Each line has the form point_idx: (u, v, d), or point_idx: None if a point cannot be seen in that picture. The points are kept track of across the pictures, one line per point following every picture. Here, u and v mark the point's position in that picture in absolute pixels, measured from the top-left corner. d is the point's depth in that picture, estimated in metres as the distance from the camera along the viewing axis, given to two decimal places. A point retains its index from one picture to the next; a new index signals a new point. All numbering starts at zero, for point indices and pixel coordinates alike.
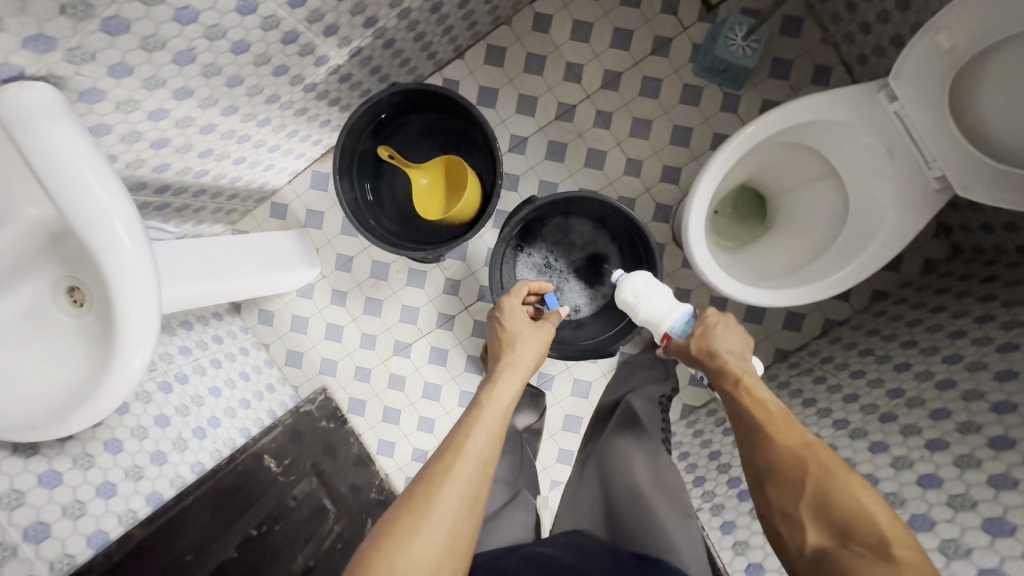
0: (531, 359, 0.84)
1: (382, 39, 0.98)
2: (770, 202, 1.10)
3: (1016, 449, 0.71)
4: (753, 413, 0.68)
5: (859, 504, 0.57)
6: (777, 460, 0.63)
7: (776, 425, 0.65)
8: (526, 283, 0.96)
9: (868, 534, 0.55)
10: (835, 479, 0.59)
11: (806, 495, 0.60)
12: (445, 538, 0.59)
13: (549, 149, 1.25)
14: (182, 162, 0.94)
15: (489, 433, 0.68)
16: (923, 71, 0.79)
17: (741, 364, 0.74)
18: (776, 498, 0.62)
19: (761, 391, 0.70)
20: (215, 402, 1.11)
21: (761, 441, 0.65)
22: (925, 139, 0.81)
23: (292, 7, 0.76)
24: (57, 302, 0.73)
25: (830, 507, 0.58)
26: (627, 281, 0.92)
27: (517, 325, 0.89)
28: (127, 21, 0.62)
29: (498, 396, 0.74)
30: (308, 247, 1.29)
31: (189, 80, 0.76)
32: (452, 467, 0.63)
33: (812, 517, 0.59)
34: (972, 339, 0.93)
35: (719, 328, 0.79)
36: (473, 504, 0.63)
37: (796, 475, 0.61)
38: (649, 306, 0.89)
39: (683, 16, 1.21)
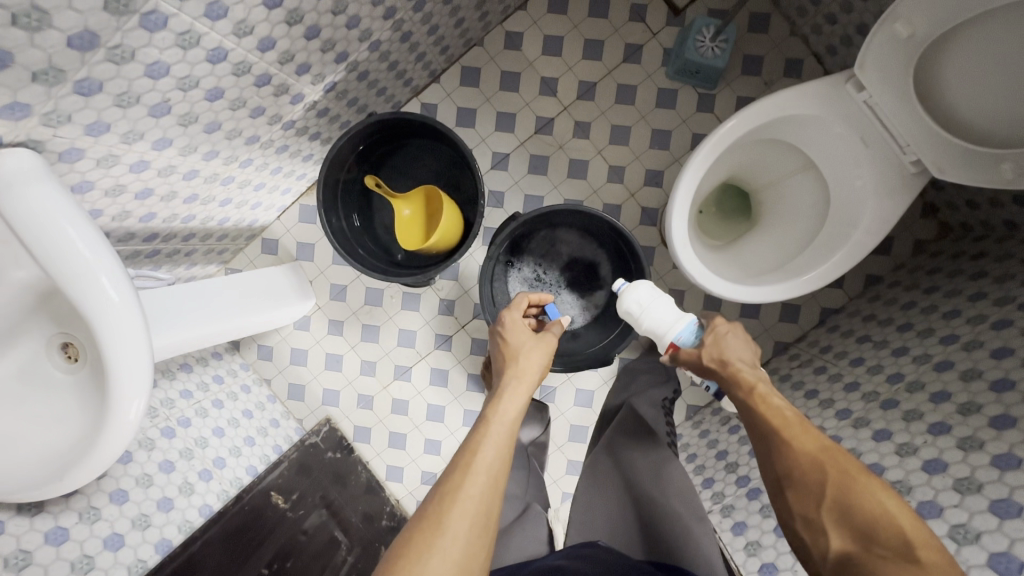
0: (536, 371, 0.82)
1: (355, 72, 1.00)
2: (753, 197, 1.10)
3: (1017, 428, 0.70)
4: (765, 418, 0.69)
5: (881, 506, 0.59)
6: (794, 466, 0.64)
7: (791, 431, 0.66)
8: (526, 295, 0.95)
9: (891, 536, 0.58)
10: (853, 482, 0.61)
11: (826, 499, 0.62)
12: (459, 556, 0.59)
13: (530, 164, 1.26)
14: (168, 209, 0.95)
15: (497, 447, 0.68)
16: (886, 60, 0.79)
17: (751, 370, 0.75)
18: (796, 503, 0.64)
19: (773, 397, 0.71)
20: (220, 442, 1.12)
21: (779, 446, 0.66)
22: (897, 126, 0.82)
23: (262, 51, 0.77)
24: (52, 359, 0.74)
25: (851, 510, 0.61)
26: (631, 290, 0.89)
27: (519, 338, 0.87)
28: (99, 81, 0.63)
29: (503, 409, 0.73)
30: (302, 281, 1.30)
31: (167, 130, 0.77)
32: (462, 486, 0.63)
33: (833, 520, 0.62)
34: (967, 318, 0.92)
35: (725, 335, 0.80)
36: (486, 519, 0.63)
37: (814, 479, 0.63)
38: (655, 316, 0.87)
39: (651, 22, 1.22)
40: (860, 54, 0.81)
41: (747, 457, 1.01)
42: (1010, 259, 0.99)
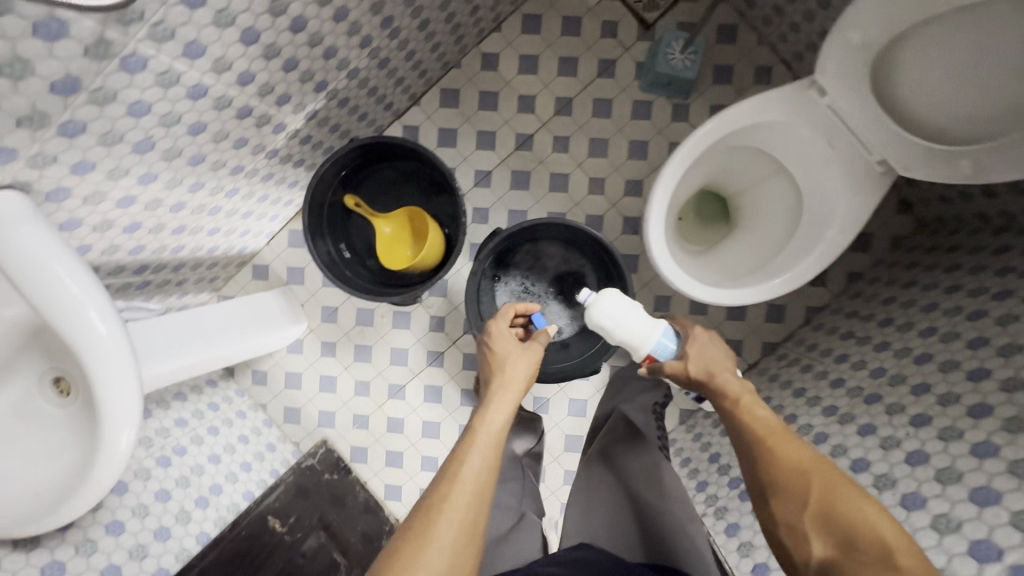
0: (522, 380, 0.83)
1: (335, 99, 1.03)
2: (731, 201, 1.12)
3: (994, 416, 0.72)
4: (750, 428, 0.72)
5: (862, 512, 0.61)
6: (777, 473, 0.67)
7: (774, 440, 0.69)
8: (512, 304, 0.96)
9: (871, 540, 0.59)
10: (834, 488, 0.64)
11: (808, 504, 0.64)
12: (445, 566, 0.60)
13: (513, 179, 1.29)
14: (157, 241, 0.97)
15: (484, 456, 0.70)
16: (845, 67, 0.82)
17: (738, 382, 0.79)
18: (778, 509, 0.66)
19: (759, 407, 0.75)
20: (216, 469, 1.12)
21: (764, 454, 0.69)
22: (862, 129, 0.84)
23: (242, 85, 0.80)
24: (45, 394, 0.75)
25: (832, 516, 0.62)
26: (600, 304, 0.85)
27: (505, 347, 0.88)
28: (83, 123, 0.65)
29: (490, 418, 0.75)
30: (293, 305, 1.31)
31: (152, 165, 0.79)
32: (449, 495, 0.65)
33: (815, 526, 0.63)
34: (944, 310, 0.94)
35: (712, 347, 0.85)
36: (473, 527, 0.64)
37: (796, 485, 0.65)
38: (629, 328, 0.85)
39: (623, 38, 1.26)
40: (820, 59, 0.82)
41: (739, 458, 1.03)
42: (982, 251, 1.02)
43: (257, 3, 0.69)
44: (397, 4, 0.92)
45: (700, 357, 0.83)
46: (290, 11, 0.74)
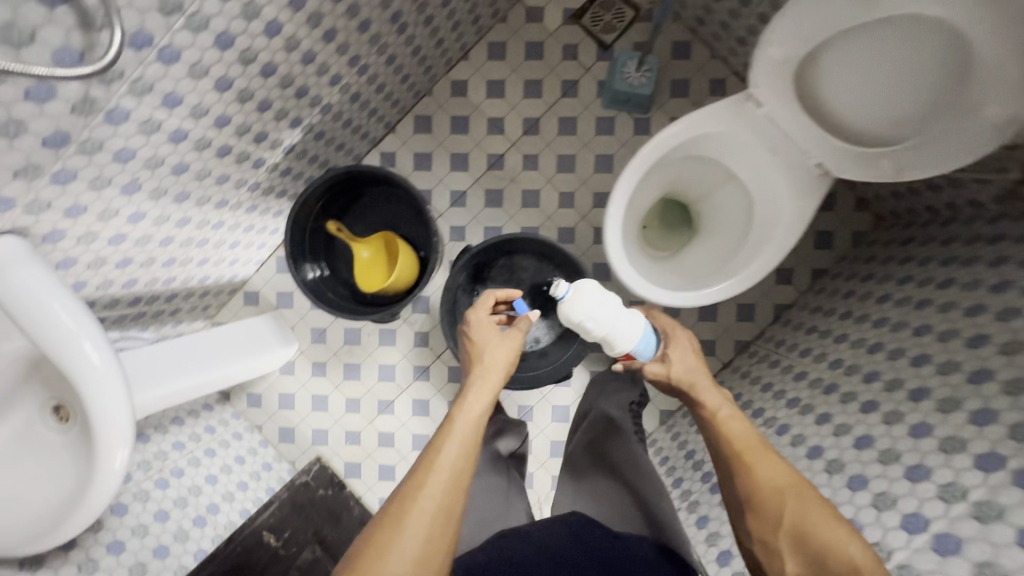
0: (501, 367, 0.86)
1: (311, 133, 1.10)
2: (693, 207, 1.18)
3: (931, 399, 0.76)
4: (729, 445, 0.75)
5: (831, 530, 0.66)
6: (754, 491, 0.71)
7: (752, 459, 0.73)
8: (492, 292, 0.94)
9: (838, 558, 0.64)
10: (805, 506, 0.68)
11: (783, 522, 0.68)
12: (420, 550, 0.65)
13: (487, 198, 1.36)
14: (148, 274, 1.03)
15: (460, 445, 0.74)
16: (777, 80, 0.85)
17: (718, 397, 0.81)
18: (755, 526, 0.70)
19: (737, 423, 0.77)
20: (213, 489, 1.18)
21: (745, 477, 0.72)
22: (796, 134, 0.89)
23: (219, 127, 0.87)
24: (47, 422, 0.80)
25: (804, 534, 0.67)
26: (581, 308, 0.85)
27: (485, 334, 0.89)
28: (73, 171, 0.71)
29: (469, 407, 0.78)
30: (283, 327, 1.37)
31: (139, 205, 0.86)
32: (424, 484, 0.69)
33: (787, 541, 0.68)
34: (895, 301, 1.00)
35: (693, 355, 0.88)
36: (449, 512, 0.68)
37: (773, 504, 0.69)
38: (609, 325, 0.86)
39: (584, 58, 1.33)
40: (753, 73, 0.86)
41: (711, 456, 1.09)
42: (929, 243, 1.06)
43: (229, 55, 0.75)
44: (362, 43, 0.99)
45: (684, 367, 0.86)
46: (260, 59, 0.81)
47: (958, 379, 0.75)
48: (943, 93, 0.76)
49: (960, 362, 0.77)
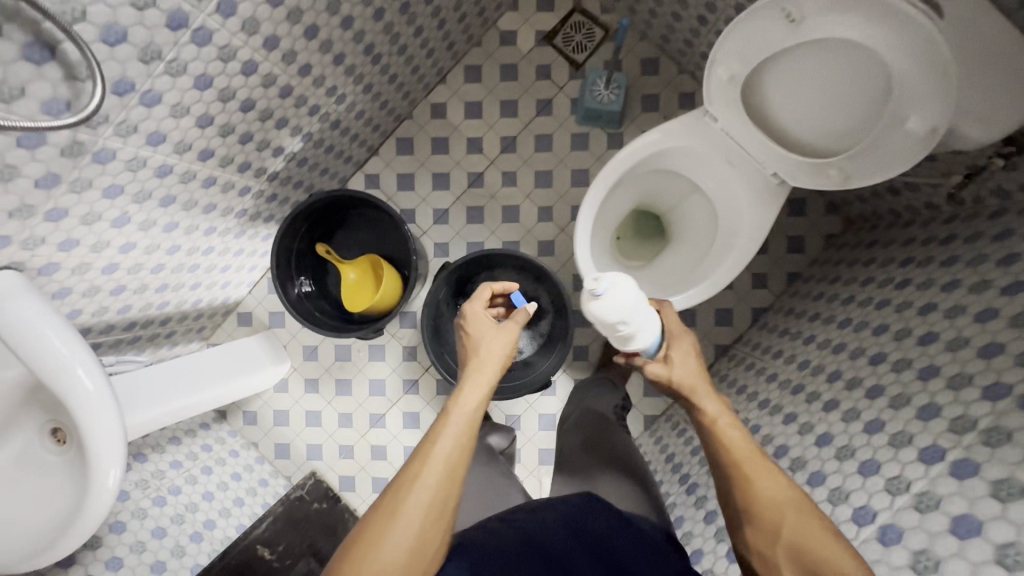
0: (496, 360, 0.84)
1: (294, 160, 1.15)
2: (664, 218, 1.22)
3: (884, 396, 0.79)
4: (728, 453, 0.71)
5: (828, 546, 0.62)
6: (754, 502, 0.67)
7: (752, 470, 0.68)
8: (488, 286, 0.96)
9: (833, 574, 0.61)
10: (804, 520, 0.64)
11: (782, 535, 0.64)
12: (412, 541, 0.66)
13: (468, 215, 1.41)
14: (142, 299, 1.08)
15: (456, 438, 0.73)
16: (728, 97, 0.86)
17: (721, 404, 0.76)
18: (752, 536, 0.66)
19: (739, 432, 0.72)
20: (209, 505, 1.22)
21: (743, 485, 0.68)
22: (748, 143, 0.90)
23: (203, 160, 0.92)
24: (45, 444, 0.85)
25: (802, 548, 0.63)
26: (616, 307, 0.78)
27: (480, 329, 0.87)
28: (65, 209, 0.76)
29: (464, 400, 0.77)
30: (275, 345, 1.41)
31: (129, 236, 0.91)
32: (419, 476, 0.69)
33: (785, 555, 0.64)
34: (859, 302, 1.03)
35: (697, 357, 0.82)
36: (443, 504, 0.69)
37: (772, 516, 0.65)
38: (639, 324, 0.81)
39: (557, 78, 1.39)
40: (707, 92, 0.87)
41: (689, 460, 1.13)
42: (893, 244, 1.09)
43: (208, 95, 0.81)
44: (338, 75, 1.04)
45: (686, 370, 0.80)
46: (239, 96, 0.87)
47: (908, 377, 0.78)
48: (876, 104, 0.77)
49: (911, 360, 0.80)
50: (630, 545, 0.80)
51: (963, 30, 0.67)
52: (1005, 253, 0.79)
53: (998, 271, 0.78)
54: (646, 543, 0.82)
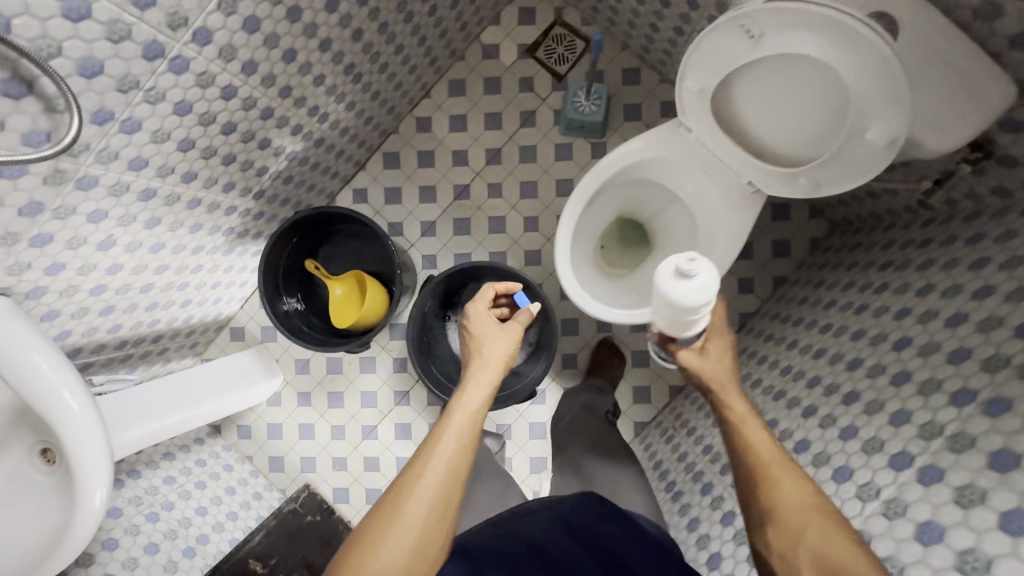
0: (500, 361, 0.84)
1: (280, 178, 1.17)
2: (646, 226, 1.22)
3: (860, 401, 0.80)
4: (754, 453, 0.68)
5: (851, 555, 0.60)
6: (779, 504, 0.65)
7: (779, 472, 0.66)
8: (491, 287, 0.96)
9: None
10: (828, 527, 0.62)
11: (804, 539, 0.63)
12: (415, 541, 0.66)
13: (455, 227, 1.42)
14: (132, 318, 1.10)
15: (457, 437, 0.72)
16: (702, 108, 0.87)
17: (749, 405, 0.73)
18: (774, 537, 0.64)
19: (767, 436, 0.70)
20: (202, 520, 1.24)
21: (766, 487, 0.66)
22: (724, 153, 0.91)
23: (186, 182, 0.94)
24: (34, 464, 0.86)
25: (824, 553, 0.61)
26: (697, 294, 0.72)
27: (484, 332, 0.88)
28: (49, 235, 0.78)
29: (467, 400, 0.77)
30: (268, 359, 1.43)
31: (116, 257, 0.93)
32: (421, 476, 0.69)
33: (806, 558, 0.62)
34: (839, 307, 1.04)
35: (729, 355, 0.79)
36: (446, 505, 0.69)
37: (796, 519, 0.64)
38: (703, 318, 0.75)
39: (539, 89, 1.40)
40: (680, 104, 0.89)
41: (676, 467, 1.15)
42: (873, 248, 1.10)
43: (188, 119, 0.83)
44: (320, 94, 1.05)
45: (718, 366, 0.78)
46: (220, 120, 0.88)
47: (882, 383, 0.79)
48: (839, 115, 0.78)
49: (886, 365, 0.80)
50: (626, 541, 0.82)
51: (918, 41, 0.67)
52: (976, 258, 0.80)
53: (969, 275, 0.78)
54: (631, 532, 0.85)
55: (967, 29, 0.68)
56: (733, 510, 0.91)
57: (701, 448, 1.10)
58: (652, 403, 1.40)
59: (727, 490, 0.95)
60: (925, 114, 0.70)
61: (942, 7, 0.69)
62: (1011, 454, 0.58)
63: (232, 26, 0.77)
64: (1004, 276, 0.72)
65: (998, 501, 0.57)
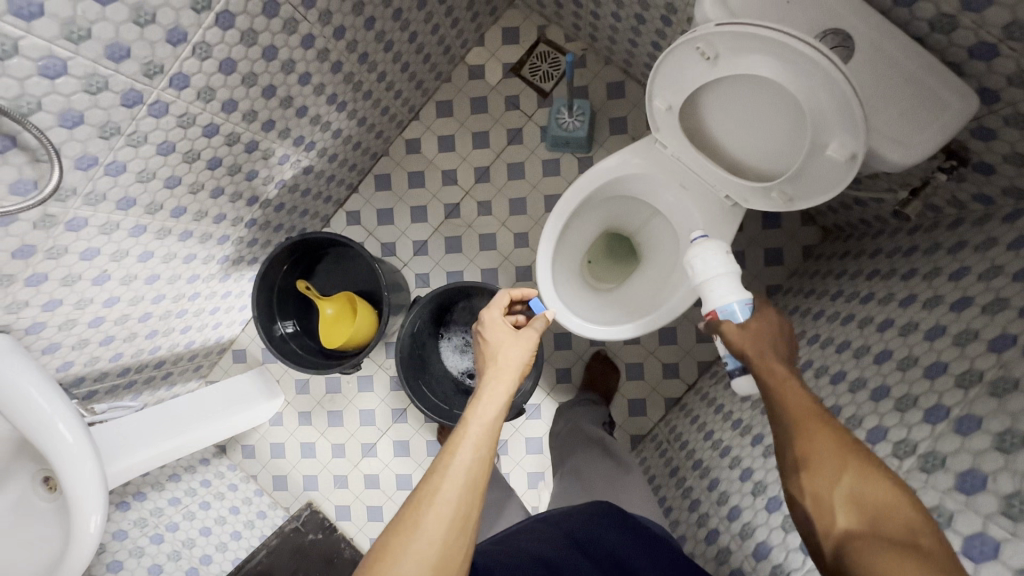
0: (516, 366, 0.75)
1: (270, 206, 1.20)
2: (632, 239, 1.21)
3: (841, 417, 0.79)
4: (789, 404, 0.58)
5: (894, 498, 0.51)
6: (812, 447, 0.55)
7: (812, 419, 0.56)
8: (508, 294, 0.87)
9: (896, 524, 0.49)
10: (866, 469, 0.53)
11: (841, 482, 0.53)
12: (434, 558, 0.55)
13: (446, 245, 1.44)
14: (132, 346, 1.14)
15: (476, 446, 0.62)
16: (673, 125, 0.89)
17: (787, 366, 0.63)
18: (808, 482, 0.54)
19: (799, 383, 0.60)
20: (206, 540, 1.28)
21: (800, 431, 0.56)
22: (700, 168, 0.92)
23: (176, 217, 0.97)
24: (37, 491, 0.91)
25: (864, 498, 0.51)
26: (702, 245, 0.83)
27: (496, 336, 0.79)
28: (43, 273, 0.83)
29: (481, 408, 0.66)
30: (269, 379, 1.46)
31: (111, 291, 0.97)
32: (439, 488, 0.58)
33: (844, 502, 0.52)
34: (827, 317, 1.02)
35: (768, 323, 0.69)
36: (466, 517, 0.58)
37: (831, 461, 0.54)
38: (710, 274, 0.79)
39: (525, 107, 1.42)
40: (652, 120, 0.90)
41: (668, 482, 1.14)
42: (862, 256, 1.08)
43: (172, 158, 0.86)
44: (304, 124, 1.08)
45: (753, 334, 0.68)
46: (204, 156, 0.92)
47: (862, 398, 0.77)
48: (800, 131, 0.77)
49: (867, 379, 0.79)
50: (624, 541, 0.79)
51: (868, 59, 0.68)
52: (956, 267, 0.78)
53: (949, 285, 0.77)
54: (646, 548, 0.79)
55: (925, 40, 0.67)
56: (718, 527, 0.90)
57: (691, 463, 1.09)
58: (648, 417, 1.39)
59: (713, 507, 0.94)
60: (883, 129, 0.70)
61: (897, 20, 0.68)
62: (978, 474, 0.57)
63: (208, 70, 0.80)
64: (982, 287, 0.71)
65: (963, 524, 0.56)
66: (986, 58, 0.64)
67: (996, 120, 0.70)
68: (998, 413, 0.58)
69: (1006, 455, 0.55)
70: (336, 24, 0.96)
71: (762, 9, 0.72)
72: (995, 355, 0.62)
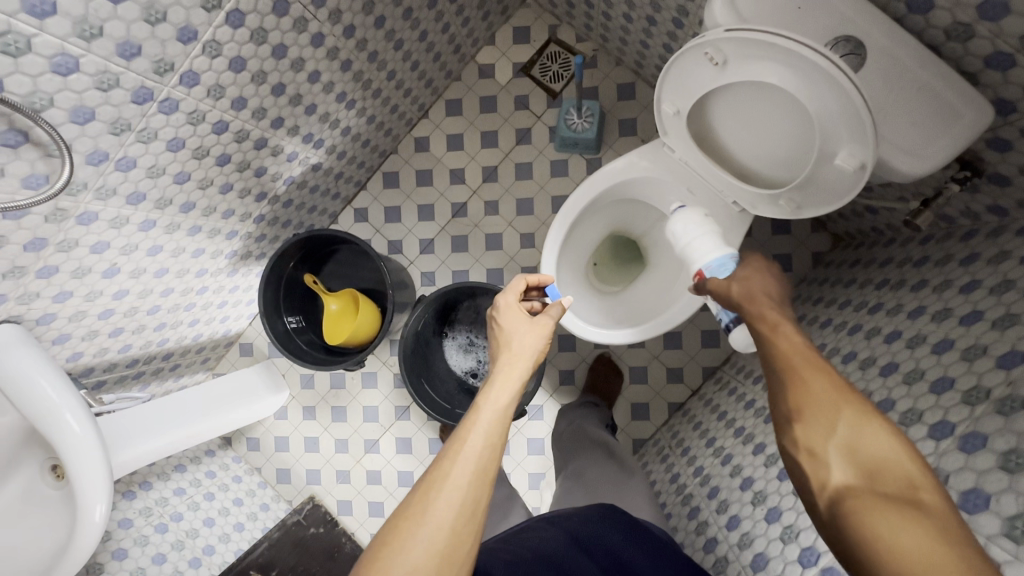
0: (530, 356, 0.72)
1: (279, 203, 1.22)
2: (639, 242, 1.19)
3: None
4: (784, 357, 0.55)
5: (892, 450, 0.47)
6: (806, 398, 0.52)
7: (806, 369, 0.53)
8: (524, 277, 0.85)
9: (895, 477, 0.46)
10: (862, 418, 0.49)
11: (835, 433, 0.50)
12: (442, 545, 0.54)
13: (453, 244, 1.45)
14: (141, 338, 1.16)
15: (487, 434, 0.61)
16: (681, 130, 0.88)
17: (781, 310, 0.61)
18: (801, 434, 0.51)
19: (791, 329, 0.58)
20: (209, 531, 1.28)
21: (795, 385, 0.53)
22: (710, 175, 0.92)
23: (185, 212, 0.98)
24: (45, 478, 0.92)
25: (860, 449, 0.48)
26: (682, 216, 0.87)
27: (513, 323, 0.77)
28: (54, 266, 0.84)
29: (495, 395, 0.65)
30: (274, 374, 1.46)
31: (121, 283, 0.99)
32: (450, 473, 0.57)
33: (839, 454, 0.49)
34: (835, 326, 1.01)
35: (760, 269, 0.68)
36: (476, 502, 0.57)
37: (824, 412, 0.51)
38: (690, 238, 0.83)
39: (535, 107, 1.41)
40: (661, 125, 0.90)
41: (669, 486, 1.14)
42: (872, 265, 1.06)
43: (182, 155, 0.87)
44: (313, 122, 1.08)
45: (743, 282, 0.66)
46: (213, 152, 0.93)
47: None
48: (807, 138, 0.77)
49: (873, 391, 0.78)
50: (625, 541, 0.79)
51: (880, 67, 0.67)
52: (967, 280, 0.76)
53: (959, 298, 0.75)
54: (646, 550, 0.79)
55: (940, 48, 0.66)
56: (716, 536, 0.89)
57: (692, 469, 1.09)
58: (650, 421, 1.38)
59: (713, 515, 0.93)
60: (893, 139, 0.69)
61: (911, 28, 0.67)
62: (982, 494, 0.56)
63: (218, 67, 0.81)
64: (992, 302, 0.69)
65: None
66: (1002, 67, 0.63)
67: (1012, 132, 0.69)
68: (1003, 432, 0.57)
69: (1010, 475, 0.54)
70: (345, 23, 0.96)
71: (772, 14, 0.71)
72: (1003, 372, 0.60)
